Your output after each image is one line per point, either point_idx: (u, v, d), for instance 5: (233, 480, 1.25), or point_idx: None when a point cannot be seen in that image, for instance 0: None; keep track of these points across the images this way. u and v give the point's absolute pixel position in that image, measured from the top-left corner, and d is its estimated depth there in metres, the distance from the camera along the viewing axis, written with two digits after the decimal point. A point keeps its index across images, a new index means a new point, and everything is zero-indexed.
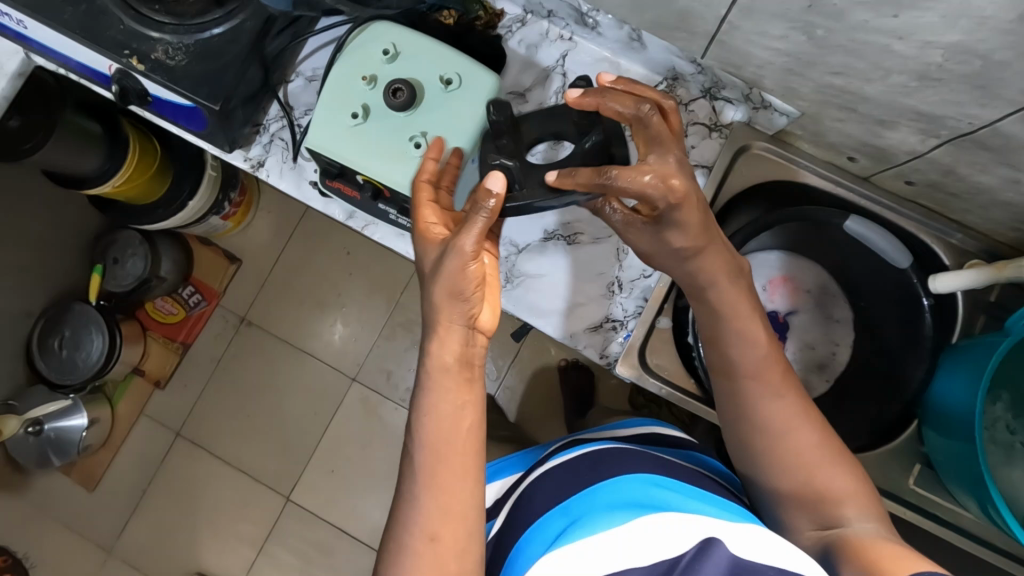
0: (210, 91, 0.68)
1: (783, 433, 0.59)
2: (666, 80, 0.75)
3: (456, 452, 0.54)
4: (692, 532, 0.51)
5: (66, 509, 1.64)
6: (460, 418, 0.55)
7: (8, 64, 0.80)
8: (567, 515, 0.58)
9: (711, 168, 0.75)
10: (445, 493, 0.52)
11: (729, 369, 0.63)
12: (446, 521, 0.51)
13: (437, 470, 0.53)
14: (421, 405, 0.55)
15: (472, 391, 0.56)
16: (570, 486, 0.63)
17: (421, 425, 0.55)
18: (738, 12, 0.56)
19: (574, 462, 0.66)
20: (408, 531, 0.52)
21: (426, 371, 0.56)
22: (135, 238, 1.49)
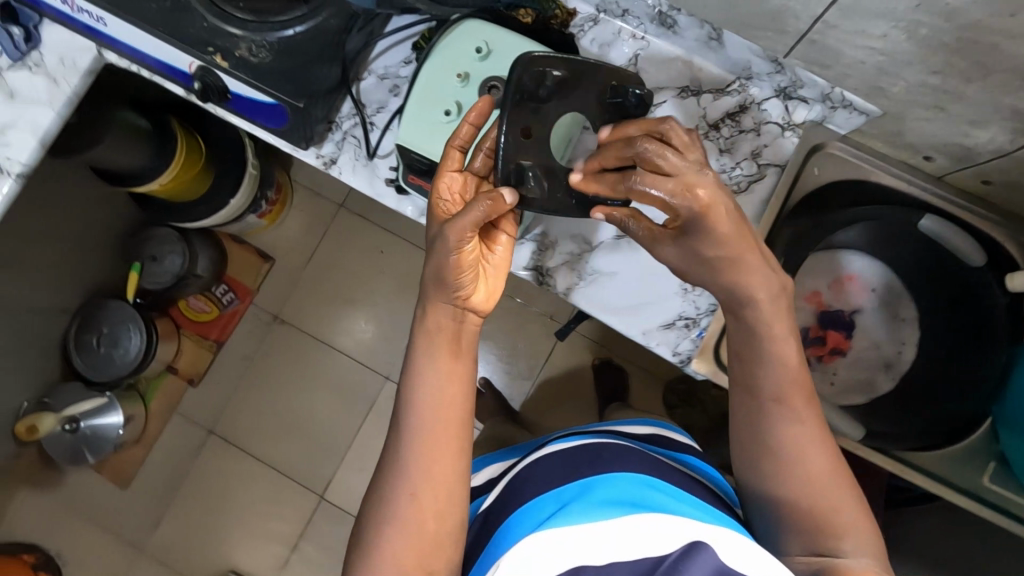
0: (295, 88, 0.69)
1: (794, 453, 0.59)
2: (740, 80, 0.75)
3: (448, 426, 0.60)
4: (681, 533, 0.52)
5: (94, 508, 1.56)
6: (449, 392, 0.61)
7: (81, 60, 0.80)
8: (557, 502, 0.58)
9: (783, 168, 0.75)
10: (429, 456, 0.59)
11: (751, 385, 0.62)
12: (428, 487, 0.58)
13: (425, 435, 0.60)
14: (416, 374, 0.62)
15: (458, 362, 0.63)
16: (568, 475, 0.62)
17: (417, 393, 0.61)
18: (839, 13, 0.56)
19: (576, 450, 0.66)
20: (395, 482, 0.59)
21: (417, 341, 0.63)
22: (173, 235, 1.48)
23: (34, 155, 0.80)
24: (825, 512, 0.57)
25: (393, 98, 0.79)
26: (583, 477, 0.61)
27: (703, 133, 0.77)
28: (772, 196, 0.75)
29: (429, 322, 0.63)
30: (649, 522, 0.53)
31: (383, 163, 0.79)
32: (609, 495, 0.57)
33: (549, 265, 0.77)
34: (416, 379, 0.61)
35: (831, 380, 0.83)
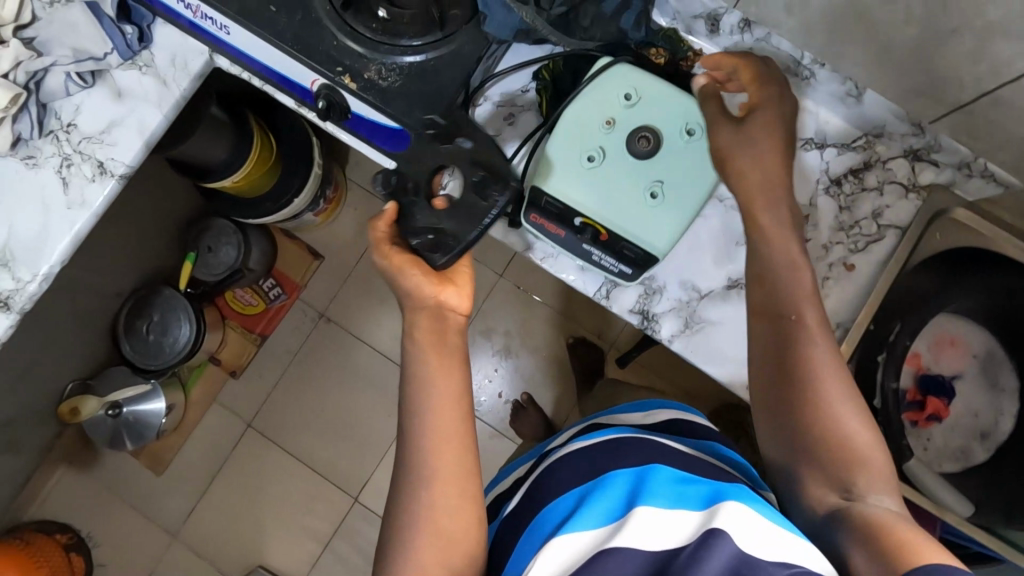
0: (423, 114, 0.68)
1: (818, 400, 0.56)
2: (868, 137, 0.73)
3: (452, 422, 0.61)
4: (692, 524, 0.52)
5: (134, 490, 1.62)
6: (444, 386, 0.62)
7: (192, 63, 0.79)
8: (579, 498, 0.58)
9: (905, 230, 0.74)
10: (440, 455, 0.60)
11: (761, 334, 0.60)
12: (440, 489, 0.59)
13: (434, 437, 0.61)
14: (414, 383, 0.62)
15: (450, 362, 0.64)
16: (584, 474, 0.62)
17: (418, 396, 0.62)
18: (1014, 89, 0.55)
19: (586, 452, 0.66)
20: (415, 481, 0.60)
21: (408, 352, 0.65)
22: (229, 227, 1.47)
23: (138, 156, 0.78)
24: (842, 434, 0.56)
25: (508, 127, 0.77)
26: (600, 475, 0.60)
27: (824, 188, 0.75)
28: (892, 258, 0.73)
29: (420, 325, 0.66)
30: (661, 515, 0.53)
31: None
32: (616, 499, 0.56)
33: (655, 310, 0.76)
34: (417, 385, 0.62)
35: (925, 445, 0.82)
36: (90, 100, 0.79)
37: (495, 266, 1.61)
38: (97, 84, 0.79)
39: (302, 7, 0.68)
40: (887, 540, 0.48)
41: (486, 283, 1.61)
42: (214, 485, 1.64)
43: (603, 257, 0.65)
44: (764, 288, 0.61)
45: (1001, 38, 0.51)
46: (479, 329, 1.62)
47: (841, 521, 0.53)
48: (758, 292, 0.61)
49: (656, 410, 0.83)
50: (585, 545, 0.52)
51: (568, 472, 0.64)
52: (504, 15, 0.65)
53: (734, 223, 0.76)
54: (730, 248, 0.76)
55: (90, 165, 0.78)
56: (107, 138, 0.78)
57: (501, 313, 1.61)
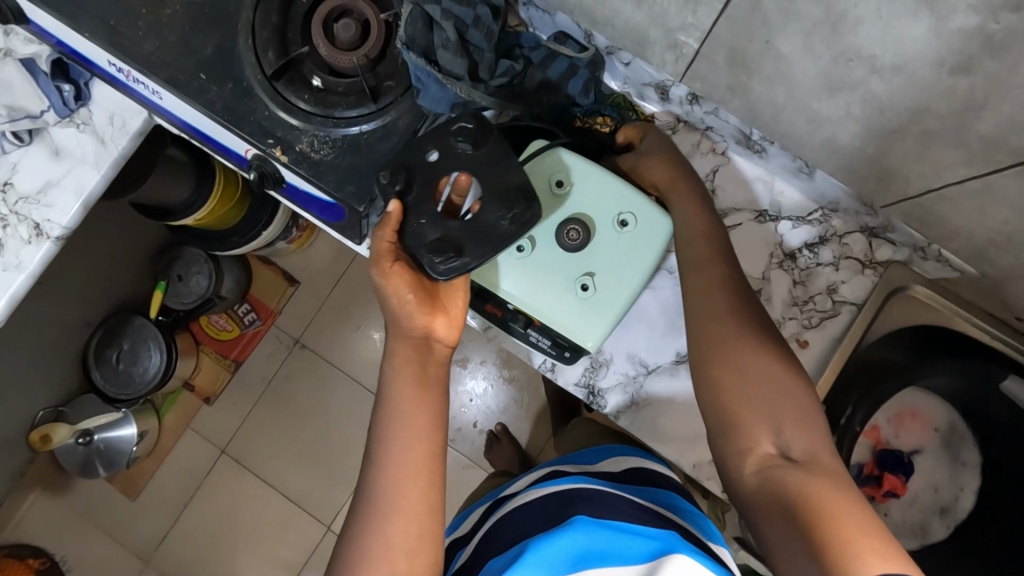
0: (357, 191, 0.65)
1: (748, 373, 0.54)
2: (824, 211, 0.70)
3: (420, 449, 0.57)
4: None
5: (109, 517, 1.63)
6: (415, 411, 0.58)
7: (131, 122, 0.77)
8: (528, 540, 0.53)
9: (860, 307, 0.71)
10: (401, 483, 0.56)
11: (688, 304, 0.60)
12: (402, 523, 0.55)
13: (398, 467, 0.57)
14: (386, 409, 0.59)
15: (430, 392, 0.60)
16: (540, 517, 0.58)
17: (387, 426, 0.58)
18: (959, 190, 0.52)
19: (540, 501, 0.61)
20: (367, 512, 0.56)
21: (385, 374, 0.60)
22: (201, 256, 1.45)
23: (75, 218, 0.77)
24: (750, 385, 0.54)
25: None
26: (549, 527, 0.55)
27: (777, 261, 0.73)
28: (847, 336, 0.71)
29: (400, 356, 0.60)
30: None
31: None
32: (568, 548, 0.52)
33: (600, 385, 0.74)
34: (389, 414, 0.58)
35: (883, 521, 0.80)
36: (27, 158, 0.77)
37: None
38: (35, 142, 0.77)
39: (233, 77, 0.66)
40: (812, 515, 0.44)
41: None
42: (188, 511, 1.63)
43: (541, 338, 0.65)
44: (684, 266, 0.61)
45: (939, 144, 0.48)
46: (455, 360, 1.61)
47: (773, 479, 0.49)
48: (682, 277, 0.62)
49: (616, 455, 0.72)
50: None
51: (527, 513, 0.60)
52: (437, 90, 0.61)
53: None
54: (679, 321, 0.73)
55: (26, 227, 0.76)
56: (44, 199, 0.76)
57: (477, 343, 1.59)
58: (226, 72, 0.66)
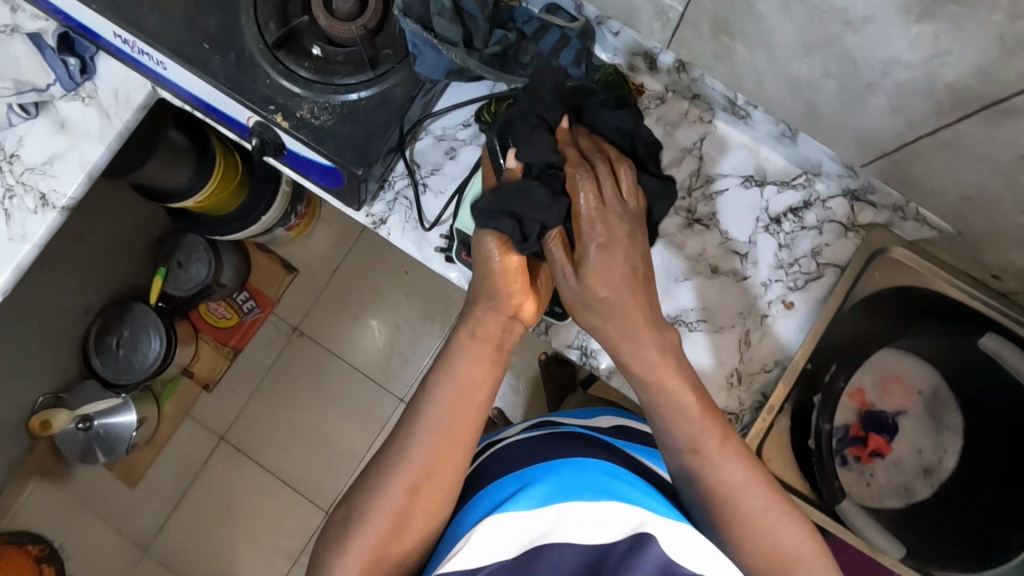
0: (355, 155, 0.67)
1: (730, 497, 0.58)
2: (807, 175, 0.73)
3: (465, 419, 0.61)
4: (625, 521, 0.51)
5: (106, 504, 1.61)
6: (467, 378, 0.62)
7: (134, 96, 0.79)
8: (519, 481, 0.56)
9: (843, 268, 0.74)
10: (441, 449, 0.59)
11: (665, 442, 0.62)
12: (430, 485, 0.58)
13: (442, 432, 0.60)
14: (449, 374, 0.62)
15: (492, 371, 0.63)
16: (527, 458, 0.60)
17: (439, 383, 0.62)
18: (932, 143, 0.54)
19: (540, 437, 0.64)
20: (400, 464, 0.59)
21: (458, 339, 0.63)
22: (201, 244, 1.46)
23: (80, 188, 0.78)
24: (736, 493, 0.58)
25: (449, 161, 0.77)
26: (550, 461, 0.57)
27: (763, 225, 0.75)
28: (830, 296, 0.73)
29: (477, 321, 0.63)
30: (596, 513, 0.51)
31: (436, 232, 0.76)
32: (553, 486, 0.53)
33: (593, 345, 0.76)
34: (446, 373, 0.62)
35: (868, 481, 0.81)
36: (33, 131, 0.79)
37: None
38: (40, 115, 0.79)
39: (235, 48, 0.68)
40: None
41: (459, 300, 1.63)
42: (186, 499, 1.63)
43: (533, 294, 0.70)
44: (664, 400, 0.61)
45: (911, 97, 0.51)
46: None
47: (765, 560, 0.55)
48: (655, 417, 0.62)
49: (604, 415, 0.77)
50: (520, 531, 0.50)
51: (507, 455, 0.63)
52: (433, 57, 0.65)
53: (673, 259, 0.76)
54: (668, 286, 0.76)
55: (32, 197, 0.78)
56: (49, 170, 0.78)
57: None
58: (227, 42, 0.69)
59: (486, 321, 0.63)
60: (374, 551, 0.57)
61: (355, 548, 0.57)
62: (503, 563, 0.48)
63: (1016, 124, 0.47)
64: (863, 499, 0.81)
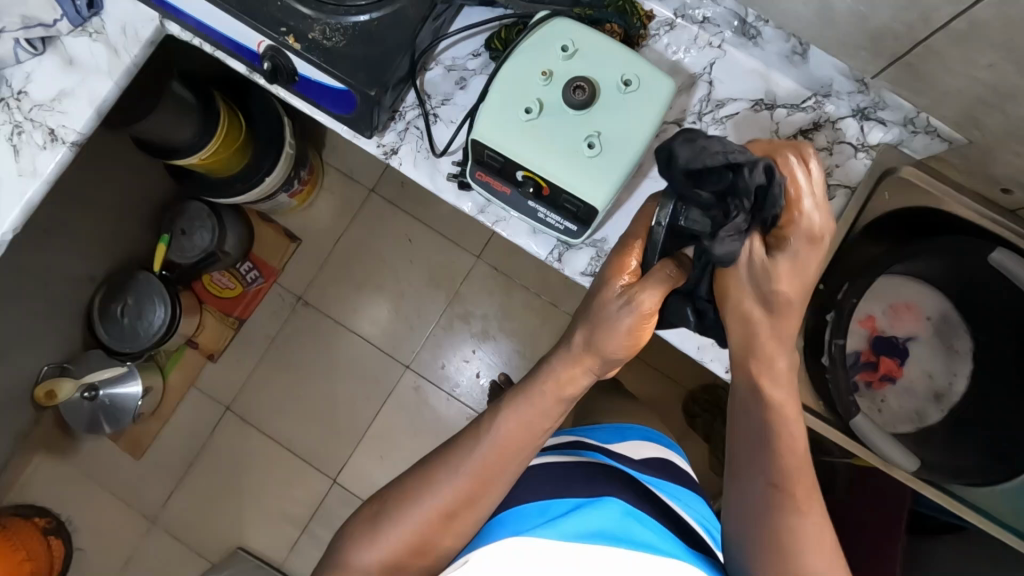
0: (369, 77, 0.68)
1: (796, 544, 0.56)
2: (816, 97, 0.73)
3: (512, 460, 0.64)
4: (643, 572, 0.54)
5: (115, 476, 1.60)
6: (530, 419, 0.65)
7: (143, 30, 0.78)
8: (544, 516, 0.60)
9: (854, 190, 0.72)
10: (484, 480, 0.63)
11: (750, 471, 0.60)
12: (470, 509, 0.63)
13: (487, 464, 0.63)
14: (509, 414, 0.65)
15: (557, 416, 0.67)
16: (561, 489, 0.64)
17: (504, 419, 0.65)
18: (946, 38, 0.55)
19: (579, 471, 0.68)
20: (439, 489, 0.63)
21: (530, 383, 0.66)
22: (203, 210, 1.45)
23: (89, 124, 0.78)
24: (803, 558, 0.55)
25: (459, 91, 0.77)
26: (584, 500, 0.61)
27: None
28: (842, 217, 0.73)
29: (563, 369, 0.66)
30: (617, 555, 0.54)
31: (447, 160, 0.76)
32: (576, 527, 0.56)
33: None
34: (513, 411, 0.65)
35: (879, 408, 0.82)
36: (41, 68, 0.78)
37: (473, 249, 1.62)
38: (48, 52, 0.78)
39: None
40: None
41: (464, 266, 1.62)
42: (194, 470, 1.62)
43: (548, 215, 0.67)
44: (758, 435, 0.60)
45: None
46: (457, 313, 1.62)
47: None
48: (747, 453, 0.61)
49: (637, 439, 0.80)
50: (542, 555, 0.53)
51: (544, 479, 0.67)
52: None
53: None
54: None
55: (41, 133, 0.78)
56: (58, 106, 0.78)
57: (480, 297, 1.61)
58: None
59: (574, 364, 0.66)
60: (397, 561, 0.61)
61: (381, 548, 0.61)
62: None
63: None
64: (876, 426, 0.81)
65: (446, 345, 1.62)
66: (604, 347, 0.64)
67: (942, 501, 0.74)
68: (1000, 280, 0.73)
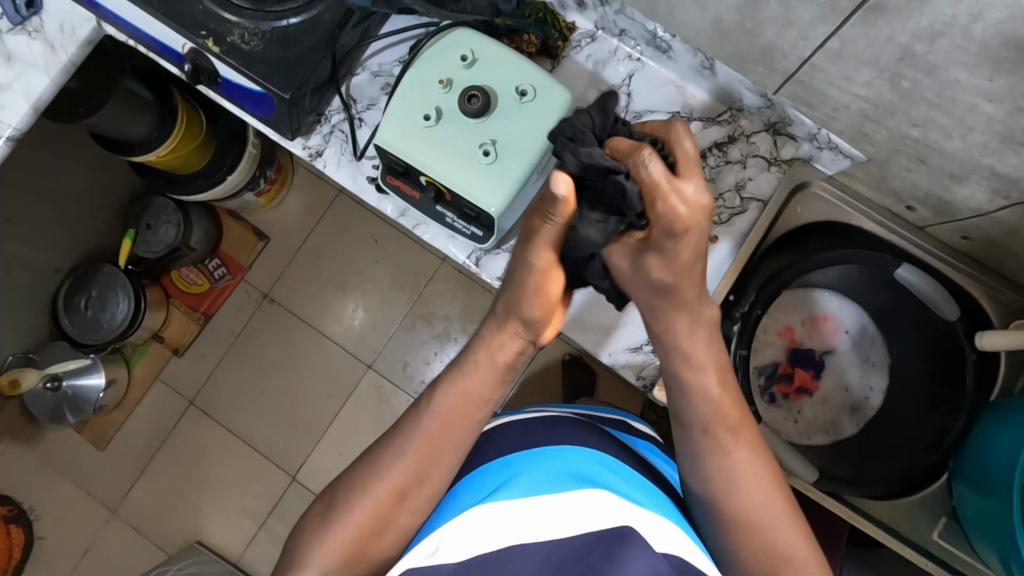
0: (283, 80, 0.69)
1: (736, 488, 0.59)
2: (731, 111, 0.75)
3: (456, 429, 0.63)
4: (608, 515, 0.52)
5: (76, 465, 1.59)
6: (468, 390, 0.64)
7: (80, 30, 0.81)
8: (507, 471, 0.59)
9: (767, 203, 0.75)
10: (430, 455, 0.62)
11: (683, 417, 0.62)
12: (423, 483, 0.62)
13: (434, 439, 0.62)
14: (451, 382, 0.65)
15: (496, 389, 0.66)
16: (519, 441, 0.63)
17: (441, 394, 0.64)
18: (825, 56, 0.56)
19: (536, 420, 0.67)
20: (384, 475, 0.61)
21: (471, 350, 0.66)
22: (170, 206, 1.43)
23: (26, 119, 0.80)
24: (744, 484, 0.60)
25: (384, 97, 0.79)
26: (535, 447, 0.61)
27: None
28: (753, 230, 0.74)
29: (493, 338, 0.66)
30: (579, 502, 0.53)
31: (369, 163, 0.78)
32: (535, 479, 0.56)
33: None
34: (450, 385, 0.64)
35: (795, 419, 0.83)
36: None
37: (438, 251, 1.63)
38: None
39: None
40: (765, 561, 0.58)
41: (429, 266, 1.63)
42: (156, 461, 1.60)
43: (456, 220, 0.69)
44: (688, 385, 0.61)
45: (795, 3, 0.52)
46: (421, 314, 1.62)
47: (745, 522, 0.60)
48: (677, 402, 0.63)
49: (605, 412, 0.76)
50: (508, 516, 0.52)
51: (505, 435, 0.66)
52: None
53: None
54: None
55: None
56: None
57: (443, 298, 1.62)
58: None
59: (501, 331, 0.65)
60: (350, 548, 0.59)
61: (336, 538, 0.59)
62: (492, 552, 0.50)
63: (886, 22, 0.48)
64: (790, 435, 0.82)
65: (410, 346, 1.61)
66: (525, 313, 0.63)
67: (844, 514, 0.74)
68: (905, 294, 0.75)
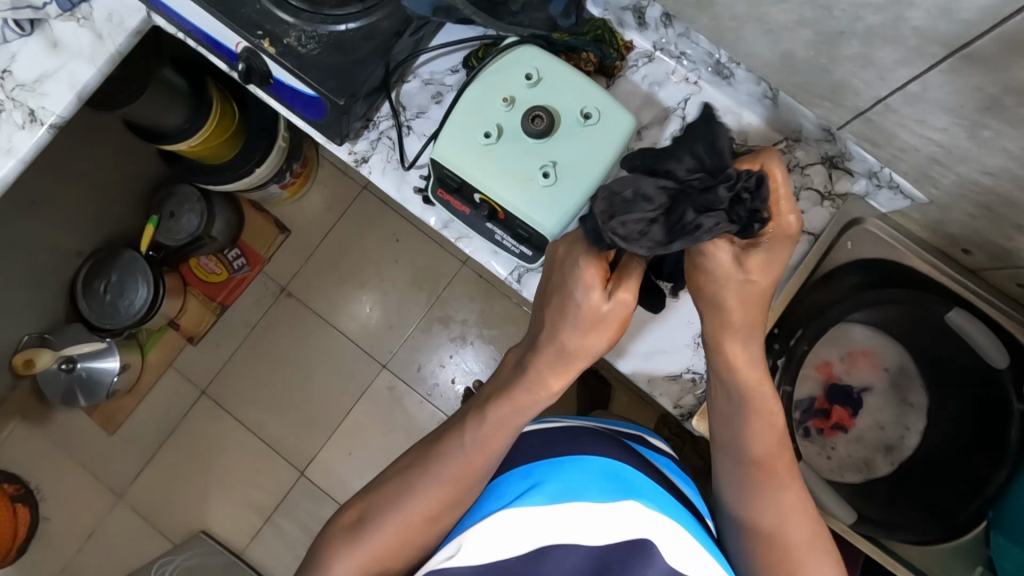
0: (338, 85, 0.68)
1: (771, 518, 0.59)
2: (787, 141, 0.73)
3: (491, 463, 0.59)
4: (631, 523, 0.49)
5: (82, 447, 1.46)
6: (512, 420, 0.60)
7: (128, 20, 0.79)
8: (529, 478, 0.54)
9: (817, 237, 0.73)
10: (457, 481, 0.58)
11: (734, 445, 0.61)
12: (449, 508, 0.58)
13: (466, 467, 0.59)
14: (489, 419, 0.60)
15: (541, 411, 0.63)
16: (542, 449, 0.58)
17: (482, 424, 0.60)
18: (902, 97, 0.56)
19: (555, 427, 0.61)
20: (415, 500, 0.58)
21: (525, 387, 0.60)
22: (194, 193, 1.31)
23: (69, 107, 0.78)
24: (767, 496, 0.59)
25: (434, 105, 0.77)
26: (555, 455, 0.56)
27: None
28: (801, 263, 0.73)
29: (553, 374, 0.61)
30: (604, 509, 0.49)
31: (415, 172, 0.77)
32: (558, 489, 0.51)
33: None
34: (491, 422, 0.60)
35: (828, 454, 0.83)
36: (26, 49, 0.78)
37: (460, 253, 1.48)
38: (34, 33, 0.78)
39: None
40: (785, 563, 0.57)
41: (448, 268, 1.48)
42: (165, 449, 1.47)
43: (505, 238, 0.70)
44: (742, 409, 0.61)
45: (881, 44, 0.52)
46: (438, 316, 1.48)
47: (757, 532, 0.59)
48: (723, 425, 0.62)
49: (626, 429, 0.71)
50: (532, 523, 0.49)
51: (523, 445, 0.60)
52: None
53: None
54: None
55: (20, 113, 0.77)
56: (40, 88, 0.78)
57: (460, 301, 1.48)
58: None
59: (564, 374, 0.61)
60: (375, 564, 0.57)
61: (364, 558, 0.56)
62: (514, 558, 0.48)
63: (979, 72, 0.48)
64: (822, 471, 0.82)
65: (425, 349, 1.48)
66: (591, 347, 0.60)
67: (880, 559, 0.74)
68: (956, 338, 0.73)
